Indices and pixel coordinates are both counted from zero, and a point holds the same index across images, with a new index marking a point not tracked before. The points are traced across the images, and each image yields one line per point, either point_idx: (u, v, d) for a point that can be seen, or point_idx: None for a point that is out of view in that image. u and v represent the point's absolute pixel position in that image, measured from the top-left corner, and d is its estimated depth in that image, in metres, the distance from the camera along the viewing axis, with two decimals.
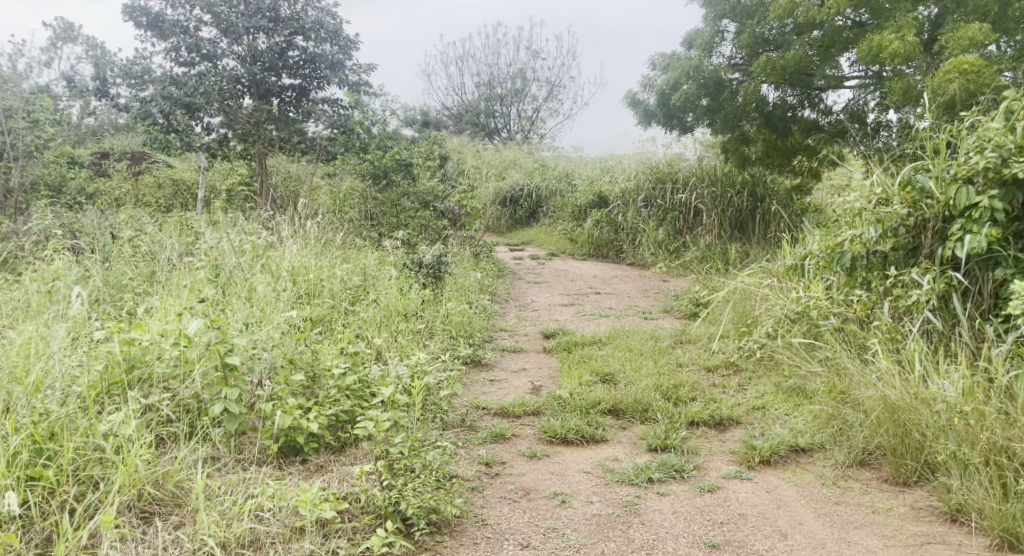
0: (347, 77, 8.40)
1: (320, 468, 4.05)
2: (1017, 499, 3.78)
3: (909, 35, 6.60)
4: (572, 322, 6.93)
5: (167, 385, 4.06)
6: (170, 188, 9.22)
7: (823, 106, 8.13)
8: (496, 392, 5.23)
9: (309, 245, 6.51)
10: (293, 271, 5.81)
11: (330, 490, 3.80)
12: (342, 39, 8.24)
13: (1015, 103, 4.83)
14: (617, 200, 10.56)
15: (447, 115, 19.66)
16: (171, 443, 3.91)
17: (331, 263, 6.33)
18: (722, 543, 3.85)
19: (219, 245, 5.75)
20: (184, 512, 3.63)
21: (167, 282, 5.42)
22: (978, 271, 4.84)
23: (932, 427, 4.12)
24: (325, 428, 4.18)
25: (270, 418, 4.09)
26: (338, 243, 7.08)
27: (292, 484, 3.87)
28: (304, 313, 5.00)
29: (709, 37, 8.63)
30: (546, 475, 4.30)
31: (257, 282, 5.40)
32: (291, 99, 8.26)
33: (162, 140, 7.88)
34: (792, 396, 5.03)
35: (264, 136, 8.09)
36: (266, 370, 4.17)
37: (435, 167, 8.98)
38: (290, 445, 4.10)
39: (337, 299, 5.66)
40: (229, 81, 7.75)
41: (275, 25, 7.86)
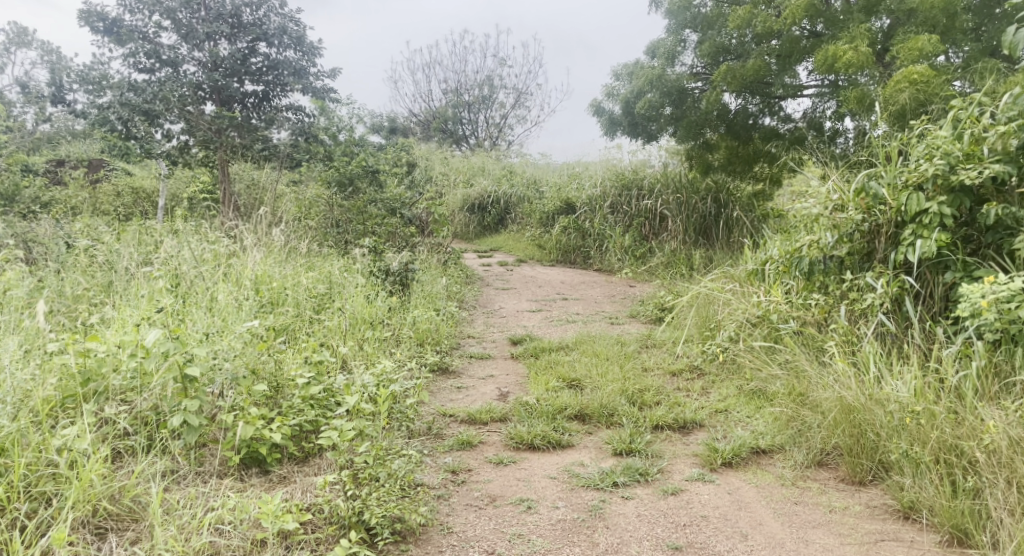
0: (312, 84, 8.37)
1: (283, 480, 4.06)
2: (966, 496, 3.88)
3: (862, 45, 6.71)
4: (540, 328, 6.99)
5: (126, 398, 4.03)
6: (129, 196, 9.10)
7: (783, 113, 8.30)
8: (463, 399, 5.28)
9: (272, 253, 6.50)
10: (255, 279, 5.81)
11: (292, 502, 3.81)
12: (306, 46, 8.21)
13: (962, 111, 4.96)
14: (584, 207, 10.67)
15: (414, 122, 19.65)
16: (128, 457, 3.90)
17: (295, 271, 6.31)
18: (685, 545, 3.93)
19: (178, 255, 5.73)
20: (142, 526, 3.64)
21: (124, 294, 5.39)
22: (928, 275, 4.97)
23: (886, 427, 4.23)
24: (288, 439, 4.19)
25: (231, 430, 4.07)
26: (303, 252, 7.06)
27: (253, 496, 3.87)
28: (267, 323, 4.98)
29: (671, 46, 8.78)
30: (512, 482, 4.35)
31: (218, 291, 5.39)
32: (253, 106, 8.21)
33: (121, 148, 7.84)
34: (754, 398, 5.13)
35: (226, 143, 8.07)
36: (228, 381, 4.16)
37: (403, 174, 8.98)
38: (251, 457, 4.11)
39: (301, 308, 5.65)
40: (190, 88, 7.73)
41: (237, 31, 7.86)
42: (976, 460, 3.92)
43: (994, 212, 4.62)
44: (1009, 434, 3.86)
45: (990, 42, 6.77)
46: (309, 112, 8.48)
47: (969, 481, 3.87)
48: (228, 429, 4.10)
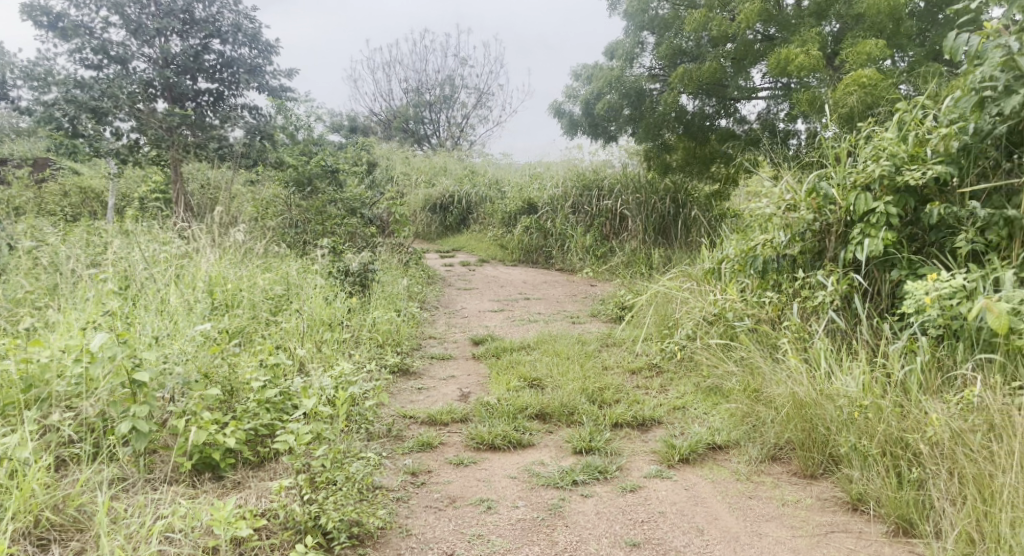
0: (267, 82, 8.34)
1: (237, 485, 4.05)
2: (911, 487, 3.98)
3: (813, 49, 6.82)
4: (502, 328, 7.03)
5: (71, 404, 4.01)
6: (76, 197, 8.99)
7: (739, 115, 8.43)
8: (423, 401, 5.28)
9: (227, 255, 6.46)
10: (209, 281, 5.76)
11: (246, 508, 3.80)
12: (261, 44, 8.18)
13: (907, 113, 5.10)
14: (546, 207, 10.74)
15: (375, 121, 19.57)
16: (73, 465, 3.87)
17: (251, 272, 6.28)
18: (642, 542, 3.98)
19: (127, 257, 5.67)
20: (86, 537, 3.61)
21: (70, 296, 5.32)
22: (876, 273, 5.10)
23: (835, 421, 4.33)
24: (243, 443, 4.18)
25: (182, 436, 4.04)
26: (260, 253, 7.02)
27: (205, 503, 3.85)
28: (221, 325, 4.95)
29: (630, 47, 8.86)
30: (472, 482, 4.38)
31: (169, 294, 5.34)
32: (207, 104, 8.15)
33: (68, 147, 7.58)
34: (710, 395, 5.21)
35: (179, 142, 8.00)
36: (179, 387, 4.13)
37: (363, 174, 8.95)
38: (204, 462, 4.10)
39: (257, 310, 5.63)
40: (140, 85, 7.66)
41: (189, 27, 7.79)
42: (920, 452, 4.03)
43: (937, 211, 4.75)
44: (951, 426, 3.96)
45: (933, 47, 6.96)
46: (266, 111, 8.46)
47: (914, 472, 3.97)
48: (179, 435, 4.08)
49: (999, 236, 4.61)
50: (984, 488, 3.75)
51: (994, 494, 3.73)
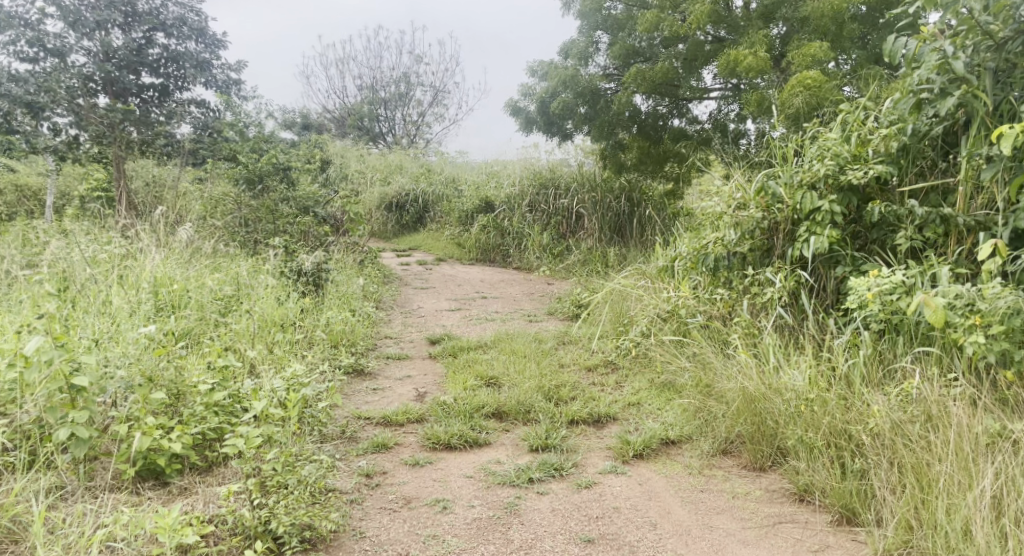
0: (215, 77, 8.32)
1: (183, 491, 4.01)
2: (854, 477, 4.06)
3: (761, 50, 6.92)
4: (459, 327, 7.04)
5: (6, 411, 3.96)
6: (13, 195, 8.85)
7: (691, 115, 8.54)
8: (379, 402, 5.27)
9: (174, 256, 6.38)
10: (155, 282, 5.69)
11: (193, 515, 3.76)
12: (208, 38, 8.17)
13: (850, 114, 5.20)
14: (503, 205, 10.76)
15: (329, 119, 19.40)
16: (7, 473, 3.81)
17: (199, 272, 6.20)
18: (596, 538, 4.01)
19: (66, 258, 5.58)
20: (21, 547, 3.54)
21: (6, 298, 5.23)
22: (822, 269, 5.20)
23: (783, 415, 4.40)
24: (189, 448, 4.13)
25: (125, 442, 3.99)
26: (208, 252, 6.94)
27: (149, 510, 3.81)
28: (165, 327, 4.89)
29: (584, 47, 8.91)
30: (427, 483, 4.38)
31: (111, 295, 5.27)
32: (152, 98, 8.06)
33: (3, 142, 7.43)
34: (664, 391, 5.27)
35: (122, 138, 7.82)
36: (121, 390, 4.11)
37: (316, 172, 8.88)
38: (148, 469, 4.05)
39: (205, 311, 5.57)
40: (79, 79, 7.50)
41: (131, 20, 7.68)
42: (863, 443, 4.12)
43: (878, 209, 4.85)
44: (891, 418, 4.07)
45: (875, 50, 7.12)
46: (213, 106, 8.44)
47: (857, 463, 4.05)
48: (121, 441, 4.02)
49: (936, 233, 4.75)
50: (922, 477, 3.86)
51: (931, 483, 3.83)
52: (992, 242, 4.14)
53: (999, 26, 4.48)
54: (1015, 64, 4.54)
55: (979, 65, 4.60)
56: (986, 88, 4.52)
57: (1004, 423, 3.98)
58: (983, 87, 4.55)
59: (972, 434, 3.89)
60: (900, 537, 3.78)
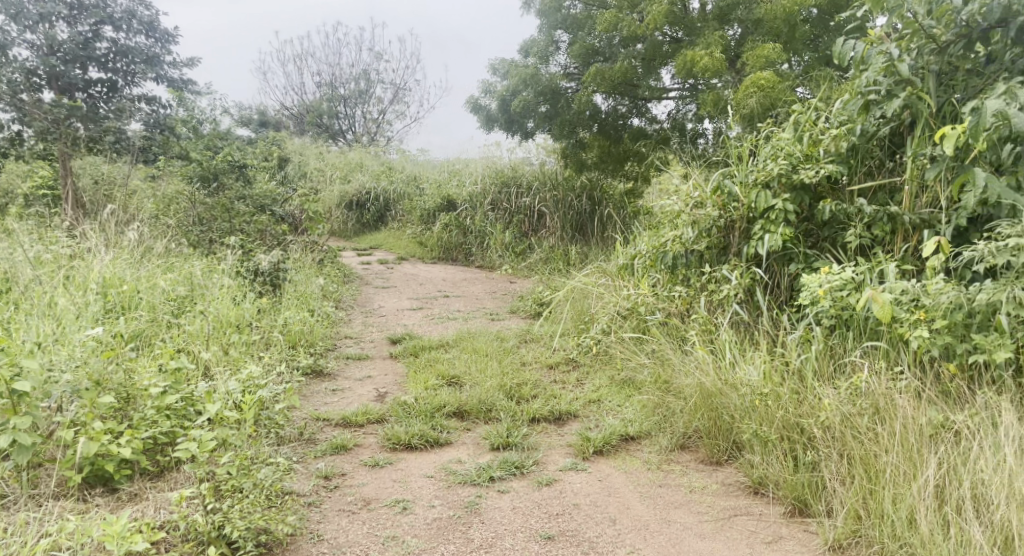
0: (166, 73, 8.14)
1: (133, 498, 3.95)
2: (806, 470, 4.12)
3: (717, 51, 6.98)
4: (421, 326, 7.01)
5: None
6: None
7: (650, 115, 8.58)
8: (339, 402, 5.24)
9: (124, 256, 6.28)
10: (104, 282, 5.60)
11: (142, 521, 3.70)
12: (158, 32, 7.97)
13: (802, 115, 5.28)
14: (465, 203, 10.73)
15: (287, 116, 19.19)
16: None
17: (150, 272, 6.11)
18: (556, 534, 4.01)
19: (11, 261, 5.50)
20: None
21: None
22: (776, 266, 5.27)
23: (739, 409, 4.45)
24: (139, 453, 4.07)
25: (70, 448, 3.93)
26: (160, 252, 6.83)
27: (96, 518, 3.75)
28: (114, 328, 4.82)
29: (544, 46, 8.98)
30: (388, 484, 4.36)
31: (57, 297, 5.18)
32: (100, 94, 7.81)
33: None
34: (624, 387, 5.30)
35: (67, 134, 7.62)
36: (67, 395, 4.00)
37: (273, 170, 8.79)
38: (95, 476, 3.99)
39: (157, 312, 5.49)
40: (21, 73, 7.31)
41: (77, 12, 7.47)
42: (815, 436, 4.17)
43: (829, 208, 4.93)
44: (842, 411, 4.13)
45: (825, 53, 7.22)
46: (165, 103, 8.21)
47: (808, 455, 4.11)
48: (68, 447, 3.95)
49: (884, 230, 4.84)
50: (869, 468, 3.92)
51: (878, 474, 3.89)
52: (935, 239, 4.28)
53: (942, 30, 4.61)
54: (956, 67, 4.67)
55: (923, 68, 4.72)
56: (929, 90, 4.65)
57: (946, 414, 4.06)
58: (927, 89, 4.67)
59: (916, 426, 3.97)
60: (849, 526, 3.83)
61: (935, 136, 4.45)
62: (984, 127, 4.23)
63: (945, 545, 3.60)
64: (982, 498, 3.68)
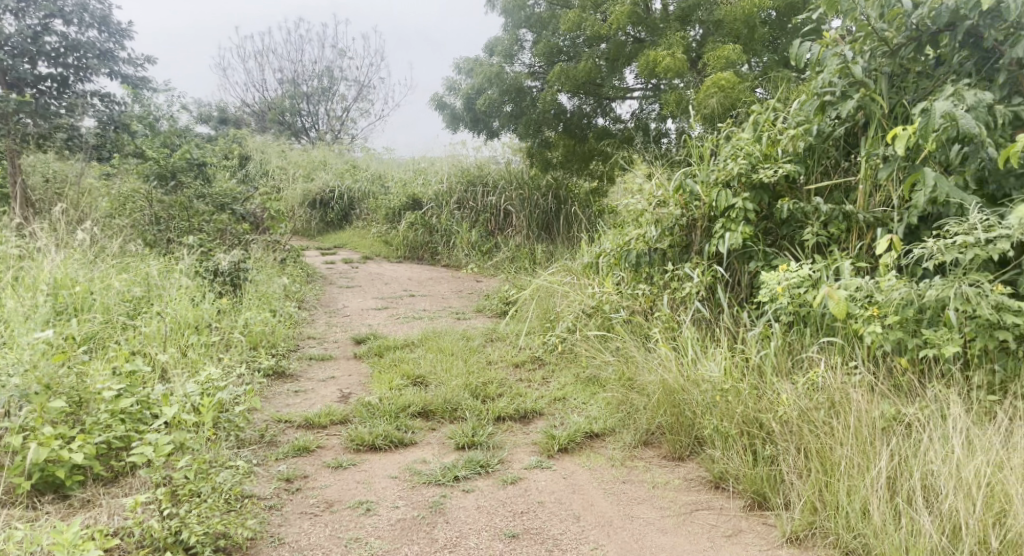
0: (120, 68, 7.97)
1: (85, 504, 3.88)
2: (765, 463, 4.14)
3: (679, 51, 7.01)
4: (385, 326, 6.97)
5: None
6: None
7: (615, 114, 8.61)
8: (301, 404, 5.19)
9: (77, 256, 6.17)
10: (55, 283, 5.49)
11: (95, 528, 3.63)
12: (112, 26, 7.81)
13: (761, 116, 5.33)
14: (430, 202, 10.68)
15: (247, 113, 18.95)
16: None
17: (105, 272, 6.01)
18: (521, 533, 4.00)
19: None
20: None
21: None
22: (737, 264, 5.31)
23: (701, 405, 4.47)
24: (92, 459, 4.00)
25: (20, 454, 3.85)
26: (116, 252, 6.72)
27: (47, 526, 3.68)
28: (67, 331, 4.74)
29: (509, 43, 8.90)
30: (351, 485, 4.32)
31: (6, 299, 5.08)
32: (51, 90, 7.62)
33: None
34: (589, 385, 5.30)
35: (16, 130, 7.43)
36: (17, 400, 3.92)
37: (233, 167, 8.68)
38: (45, 482, 3.91)
39: (112, 313, 5.40)
40: None
41: (25, 6, 7.32)
42: (773, 431, 4.20)
43: (786, 207, 4.96)
44: (799, 405, 4.16)
45: (784, 54, 7.29)
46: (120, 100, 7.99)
47: (767, 449, 4.13)
48: (17, 452, 3.87)
49: (840, 229, 4.87)
50: (825, 461, 3.96)
51: (834, 466, 3.93)
52: (887, 237, 4.33)
53: (894, 33, 4.71)
54: (907, 69, 4.79)
55: (875, 70, 4.80)
56: (882, 91, 4.73)
57: (899, 407, 4.10)
58: (880, 90, 4.75)
59: (870, 419, 4.01)
60: (806, 518, 3.87)
61: (887, 136, 4.51)
62: (933, 128, 4.28)
63: (896, 534, 3.64)
64: (932, 488, 3.72)
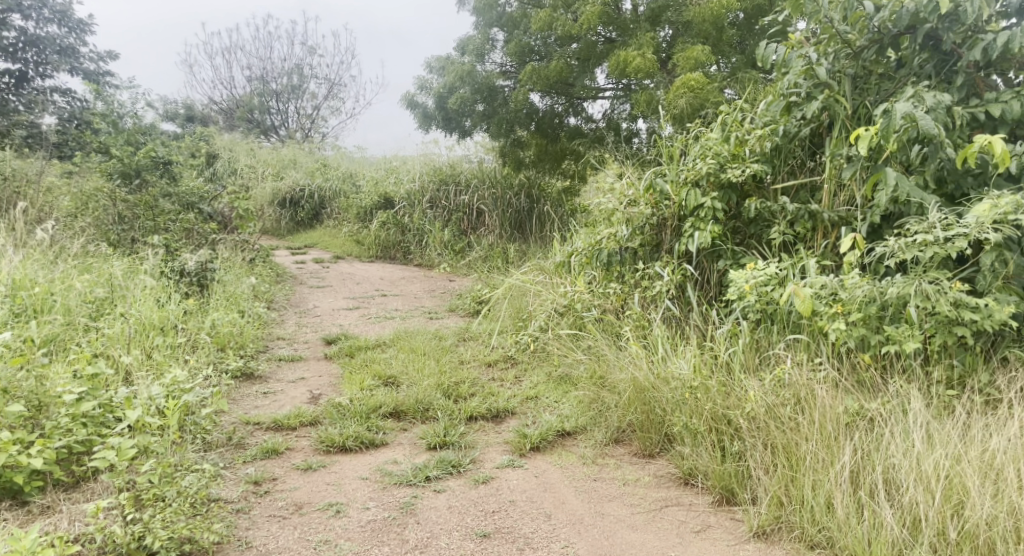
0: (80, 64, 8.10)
1: (45, 511, 3.81)
2: (733, 459, 4.15)
3: (649, 52, 7.04)
4: (356, 326, 6.92)
5: None
6: None
7: (586, 114, 8.63)
8: (270, 405, 5.13)
9: (39, 257, 6.06)
10: (15, 284, 5.40)
11: (56, 535, 3.57)
12: None
13: (729, 116, 5.34)
14: (403, 201, 10.60)
15: (215, 110, 18.73)
16: None
17: (66, 273, 5.91)
18: (492, 532, 3.98)
19: None
20: None
21: None
22: (706, 262, 5.33)
23: (671, 402, 4.47)
24: (52, 464, 3.93)
25: None
26: (78, 253, 6.61)
27: (5, 533, 3.61)
28: (27, 333, 4.66)
29: (480, 43, 8.85)
30: (320, 487, 4.28)
31: None
32: None
33: None
34: (561, 383, 5.29)
35: None
36: None
37: (201, 165, 8.58)
38: (3, 488, 3.84)
39: (73, 315, 5.32)
40: None
41: None
42: (741, 427, 4.21)
43: (754, 206, 4.99)
44: (766, 401, 4.18)
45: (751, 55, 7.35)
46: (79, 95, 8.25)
47: (735, 445, 4.14)
48: None
49: (806, 228, 4.90)
50: (791, 456, 3.98)
51: (799, 461, 3.95)
52: (851, 236, 4.35)
53: (856, 36, 4.75)
54: (870, 71, 4.85)
55: (839, 72, 4.84)
56: (846, 93, 4.77)
57: (862, 402, 4.14)
58: (843, 92, 4.79)
59: (834, 414, 4.04)
60: (772, 513, 3.88)
61: (850, 137, 4.52)
62: (894, 128, 4.31)
63: (859, 527, 3.67)
64: (893, 482, 3.76)
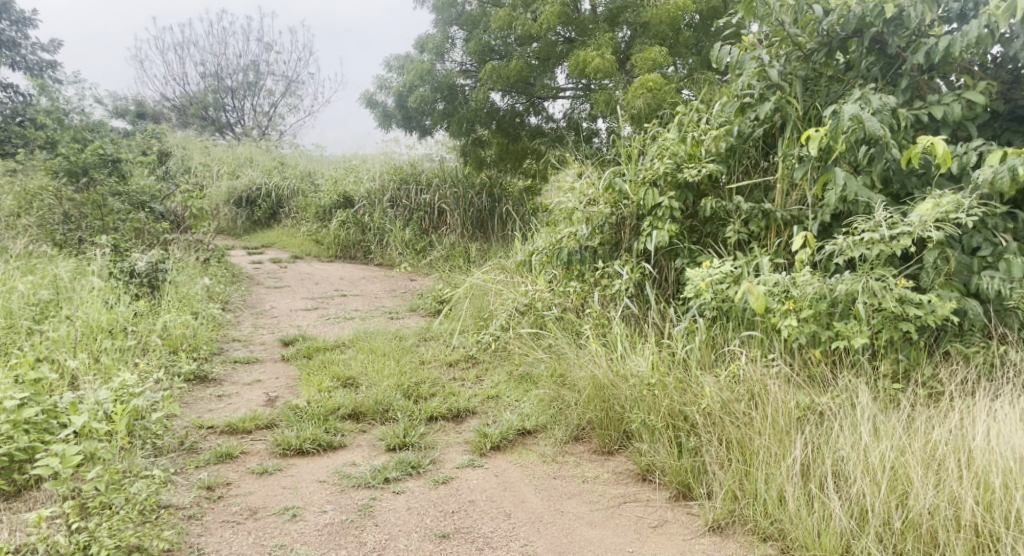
0: None
1: None
2: (689, 455, 4.16)
3: (607, 52, 7.05)
4: (314, 327, 6.83)
5: None
6: None
7: (547, 113, 8.68)
8: (225, 409, 5.03)
9: None
10: None
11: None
12: None
13: (686, 116, 5.36)
14: (362, 200, 10.48)
15: (167, 107, 18.39)
16: None
17: (10, 276, 5.76)
18: (451, 532, 3.94)
19: None
20: None
21: None
22: (664, 261, 5.35)
23: (630, 399, 4.47)
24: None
25: None
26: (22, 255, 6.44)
27: None
28: None
29: (439, 42, 8.77)
30: (276, 491, 4.20)
31: None
32: None
33: None
34: (522, 382, 5.26)
35: None
36: None
37: (153, 164, 8.42)
38: None
39: (16, 319, 5.18)
40: None
41: None
42: (697, 423, 4.22)
43: (710, 205, 5.00)
44: (721, 397, 4.19)
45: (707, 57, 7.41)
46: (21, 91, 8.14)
47: (691, 441, 4.15)
48: None
49: (759, 226, 4.92)
50: (745, 451, 4.00)
51: (753, 455, 3.97)
52: (802, 234, 4.38)
53: (806, 39, 4.83)
54: (820, 74, 4.89)
55: (790, 74, 4.88)
56: (797, 94, 4.80)
57: (812, 397, 4.17)
58: (795, 94, 4.82)
59: (786, 410, 4.06)
60: (726, 507, 3.90)
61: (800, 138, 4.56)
62: (843, 130, 4.34)
63: (809, 520, 3.70)
64: (841, 474, 3.79)
